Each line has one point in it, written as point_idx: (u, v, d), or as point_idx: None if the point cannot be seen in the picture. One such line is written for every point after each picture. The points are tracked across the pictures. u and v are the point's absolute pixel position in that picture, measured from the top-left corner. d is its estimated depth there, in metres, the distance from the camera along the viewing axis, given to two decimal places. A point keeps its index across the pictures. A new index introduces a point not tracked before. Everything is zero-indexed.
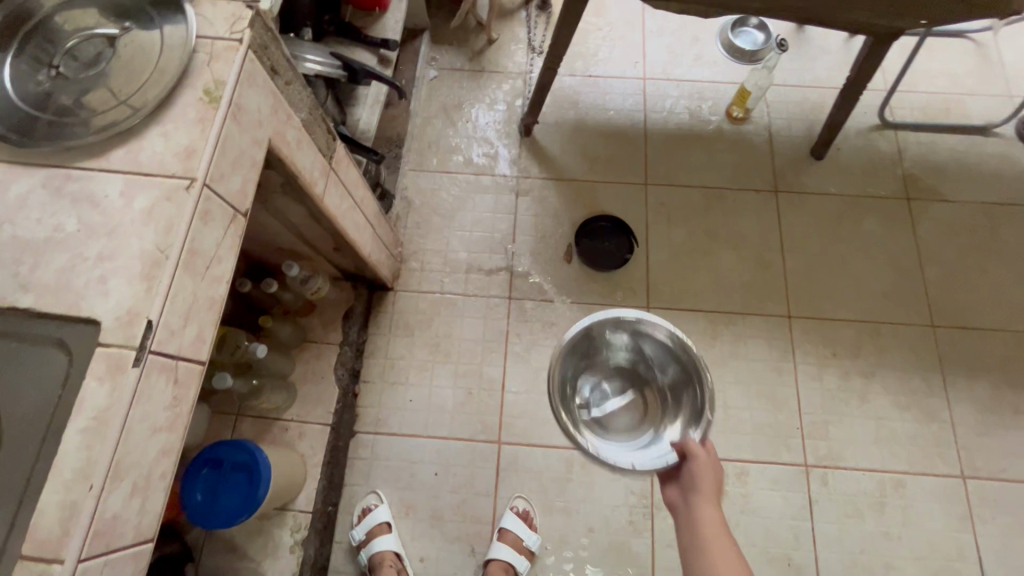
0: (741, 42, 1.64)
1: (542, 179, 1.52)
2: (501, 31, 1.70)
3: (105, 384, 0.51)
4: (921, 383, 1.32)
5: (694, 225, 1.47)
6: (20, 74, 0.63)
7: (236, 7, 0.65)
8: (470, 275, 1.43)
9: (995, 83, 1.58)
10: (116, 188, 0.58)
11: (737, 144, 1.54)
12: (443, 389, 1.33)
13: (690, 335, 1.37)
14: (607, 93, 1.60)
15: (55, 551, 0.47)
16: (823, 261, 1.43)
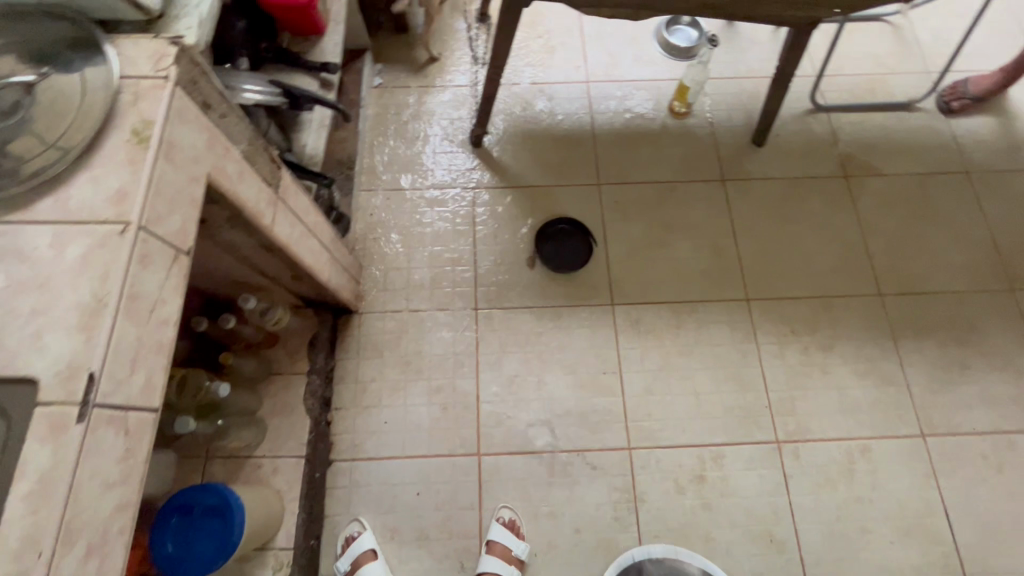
0: (677, 39, 1.69)
1: (497, 188, 1.53)
2: (443, 45, 1.71)
3: (49, 445, 0.49)
4: (876, 350, 1.38)
5: (649, 220, 1.50)
6: None
7: (160, 44, 0.64)
8: (435, 290, 1.43)
9: (914, 61, 1.68)
10: (45, 239, 0.56)
11: (682, 138, 1.59)
12: (418, 407, 1.32)
13: (656, 327, 1.40)
14: (553, 99, 1.63)
15: None
16: (774, 243, 1.49)
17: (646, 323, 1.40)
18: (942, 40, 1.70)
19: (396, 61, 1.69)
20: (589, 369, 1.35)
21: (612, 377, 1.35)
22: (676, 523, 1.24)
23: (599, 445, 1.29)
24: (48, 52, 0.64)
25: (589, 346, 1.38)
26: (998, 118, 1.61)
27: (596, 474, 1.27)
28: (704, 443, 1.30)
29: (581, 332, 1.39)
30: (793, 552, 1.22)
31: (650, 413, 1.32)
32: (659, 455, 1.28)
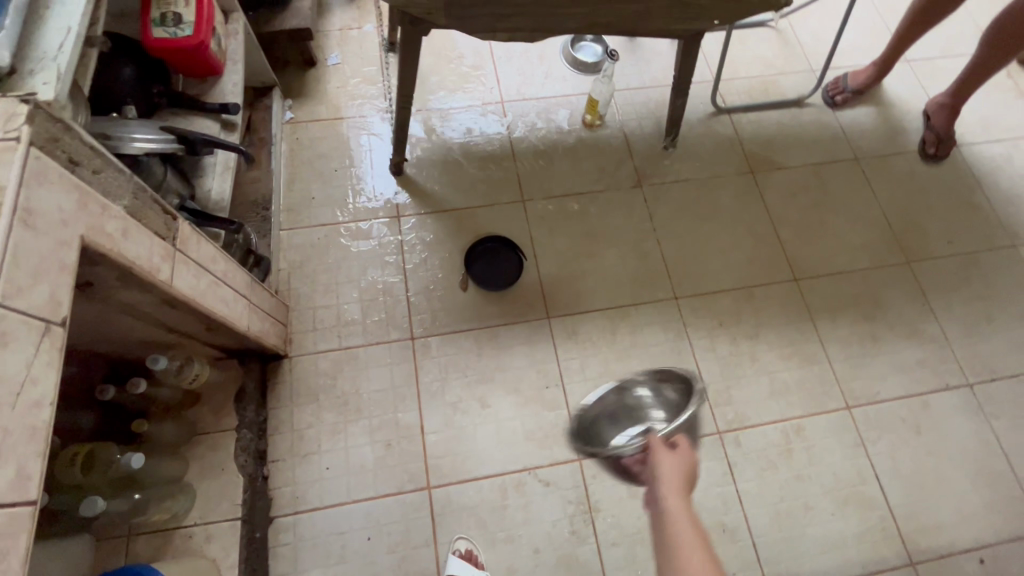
0: (583, 55, 1.76)
1: (422, 214, 1.52)
2: (354, 75, 1.70)
3: None
4: (797, 333, 1.46)
5: (574, 231, 1.54)
6: None
7: (10, 104, 0.60)
8: (368, 324, 1.39)
9: (799, 61, 1.82)
10: None
11: (598, 148, 1.64)
12: (361, 448, 1.27)
13: (593, 335, 1.42)
14: (470, 121, 1.65)
15: None
16: (694, 241, 1.55)
17: (583, 333, 1.42)
18: (822, 39, 1.85)
19: (307, 96, 1.66)
20: (532, 386, 1.35)
21: (556, 391, 1.35)
22: (632, 528, 1.24)
23: (549, 460, 1.28)
24: None
25: (530, 362, 1.38)
26: (878, 107, 1.76)
27: (550, 491, 1.26)
28: None
29: (519, 348, 1.39)
30: (745, 537, 1.25)
31: None
32: None
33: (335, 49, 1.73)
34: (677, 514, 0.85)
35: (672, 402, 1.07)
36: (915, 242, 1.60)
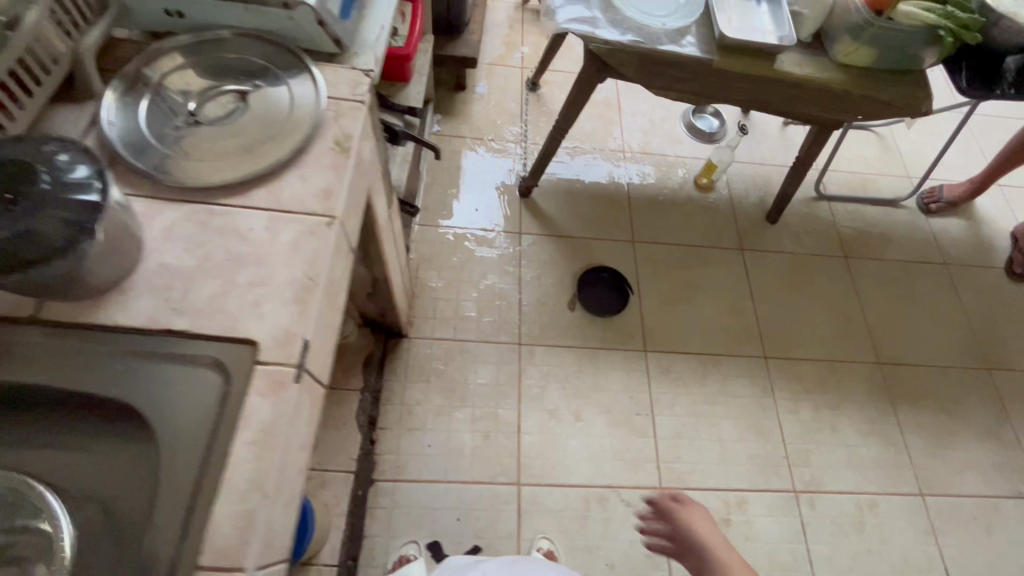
0: (701, 125, 1.93)
1: (541, 235, 1.66)
2: (497, 104, 1.89)
3: (271, 400, 0.54)
4: (877, 412, 1.52)
5: (676, 277, 1.66)
6: (160, 119, 0.68)
7: (357, 75, 0.75)
8: (482, 322, 1.50)
9: (898, 167, 1.96)
10: (260, 223, 0.63)
11: (706, 208, 1.79)
12: (461, 433, 1.36)
13: (684, 375, 1.51)
14: (594, 163, 1.82)
15: (235, 559, 0.48)
16: (787, 308, 1.65)
17: (675, 371, 1.51)
18: (921, 151, 2.00)
19: (453, 114, 1.86)
20: (623, 410, 1.44)
21: (645, 419, 1.43)
22: None
23: (632, 482, 1.35)
24: (247, 68, 0.73)
25: (624, 388, 1.47)
26: (968, 221, 1.88)
27: (630, 510, 1.32)
28: (729, 487, 1.38)
29: (615, 373, 1.48)
30: None
31: (680, 455, 1.40)
32: (687, 496, 1.36)
33: (484, 80, 1.94)
34: (724, 549, 1.00)
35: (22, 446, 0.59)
36: (995, 352, 1.67)
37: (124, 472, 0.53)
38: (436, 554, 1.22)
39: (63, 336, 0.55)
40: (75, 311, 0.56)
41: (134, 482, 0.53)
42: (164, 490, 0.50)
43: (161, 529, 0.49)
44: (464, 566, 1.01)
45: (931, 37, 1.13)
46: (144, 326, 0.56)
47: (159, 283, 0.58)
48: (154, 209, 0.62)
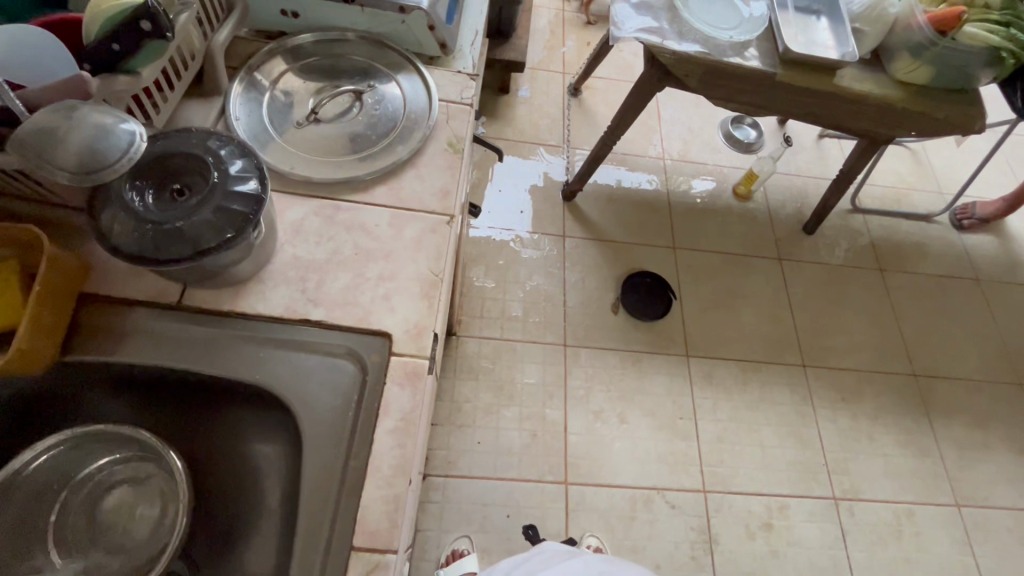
0: (739, 135, 1.95)
1: (584, 239, 1.68)
2: (539, 107, 1.92)
3: (409, 389, 0.57)
4: (912, 424, 1.54)
5: (717, 284, 1.68)
6: (282, 117, 0.71)
7: (462, 79, 0.79)
8: (528, 323, 1.52)
9: (931, 182, 1.99)
10: (384, 219, 0.66)
11: (745, 217, 1.81)
12: (510, 431, 1.38)
13: (725, 381, 1.53)
14: (634, 169, 1.84)
15: (387, 542, 0.51)
16: (824, 319, 1.68)
17: (716, 376, 1.53)
18: (952, 168, 2.03)
19: (497, 117, 1.88)
20: (667, 413, 1.46)
21: (688, 423, 1.46)
22: (747, 566, 1.32)
23: (677, 485, 1.38)
24: (357, 67, 0.76)
25: (667, 392, 1.49)
26: (999, 238, 1.91)
27: (674, 512, 1.35)
28: (772, 493, 1.40)
29: (658, 377, 1.51)
30: None
31: (723, 459, 1.42)
32: (730, 500, 1.38)
33: (526, 84, 1.96)
34: None
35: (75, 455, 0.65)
36: None
37: (249, 477, 0.65)
38: (533, 538, 1.24)
39: (203, 321, 0.59)
40: (219, 299, 0.60)
41: (260, 487, 0.64)
42: (313, 473, 0.52)
43: (315, 511, 0.51)
44: (565, 551, 0.98)
45: (988, 59, 1.15)
46: (284, 315, 0.59)
47: (294, 274, 0.62)
48: (284, 205, 0.65)
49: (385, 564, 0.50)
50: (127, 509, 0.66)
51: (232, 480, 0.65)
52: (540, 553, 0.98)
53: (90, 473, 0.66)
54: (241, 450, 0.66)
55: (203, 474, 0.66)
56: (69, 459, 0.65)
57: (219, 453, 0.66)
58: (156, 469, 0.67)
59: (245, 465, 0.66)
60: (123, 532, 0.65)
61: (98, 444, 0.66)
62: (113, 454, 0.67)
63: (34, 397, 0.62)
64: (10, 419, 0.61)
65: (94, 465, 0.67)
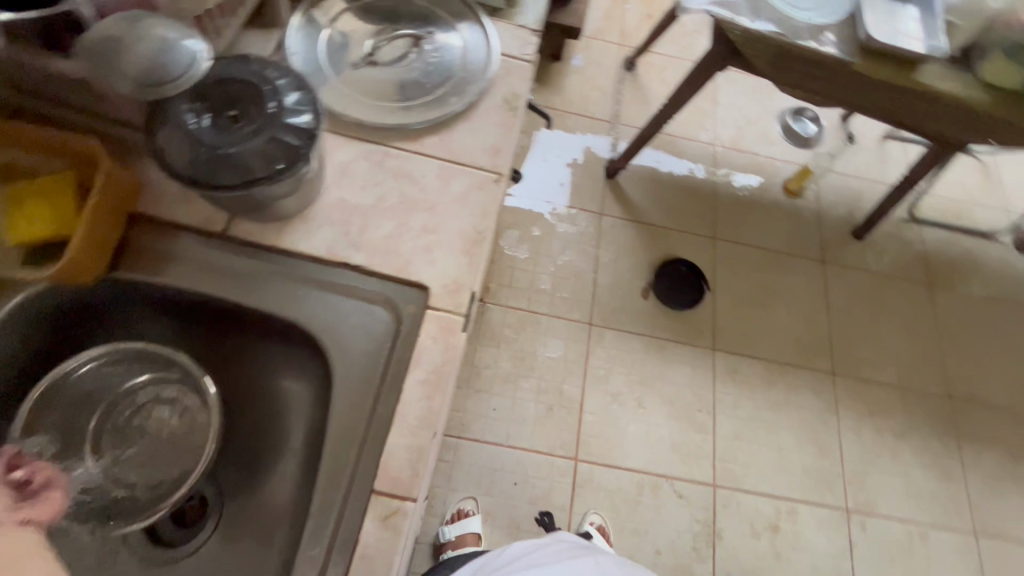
0: (797, 127, 1.85)
1: (622, 219, 1.64)
2: (590, 79, 1.85)
3: (441, 343, 0.57)
4: (940, 446, 1.49)
5: (753, 280, 1.63)
6: (336, 56, 0.70)
7: (525, 34, 0.76)
8: (556, 298, 1.51)
9: (997, 198, 1.87)
10: (432, 170, 0.65)
11: (792, 215, 1.74)
12: (526, 402, 1.38)
13: (749, 379, 1.50)
14: (682, 152, 1.77)
15: (407, 489, 0.53)
16: (861, 328, 1.62)
17: (741, 373, 1.50)
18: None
19: (547, 84, 1.82)
20: (686, 404, 1.44)
21: (706, 416, 1.44)
22: (748, 564, 1.31)
23: (687, 476, 1.37)
24: (419, 11, 0.74)
25: (688, 382, 1.47)
26: None
27: (681, 502, 1.34)
28: (783, 496, 1.38)
29: (681, 367, 1.48)
30: None
31: (737, 456, 1.40)
32: (740, 497, 1.37)
33: (580, 53, 1.89)
34: None
35: (116, 369, 0.67)
36: None
37: (277, 413, 0.68)
38: (547, 526, 1.26)
39: (245, 254, 0.60)
40: (264, 233, 0.61)
41: (288, 422, 0.67)
42: (342, 415, 0.54)
43: (341, 451, 0.53)
44: (584, 547, 0.96)
45: None
46: (325, 256, 0.60)
47: (338, 217, 0.62)
48: (334, 145, 0.65)
49: (403, 508, 0.52)
50: (157, 429, 0.67)
51: (262, 412, 0.68)
52: (558, 543, 0.98)
53: (130, 389, 0.68)
54: (272, 385, 0.68)
55: (234, 403, 0.69)
56: (110, 372, 0.67)
57: (251, 385, 0.69)
58: (189, 394, 0.68)
59: (274, 400, 0.68)
60: (151, 448, 0.66)
61: (140, 360, 0.68)
62: (150, 373, 0.68)
63: (84, 310, 0.64)
64: (62, 326, 0.64)
65: (133, 382, 0.68)
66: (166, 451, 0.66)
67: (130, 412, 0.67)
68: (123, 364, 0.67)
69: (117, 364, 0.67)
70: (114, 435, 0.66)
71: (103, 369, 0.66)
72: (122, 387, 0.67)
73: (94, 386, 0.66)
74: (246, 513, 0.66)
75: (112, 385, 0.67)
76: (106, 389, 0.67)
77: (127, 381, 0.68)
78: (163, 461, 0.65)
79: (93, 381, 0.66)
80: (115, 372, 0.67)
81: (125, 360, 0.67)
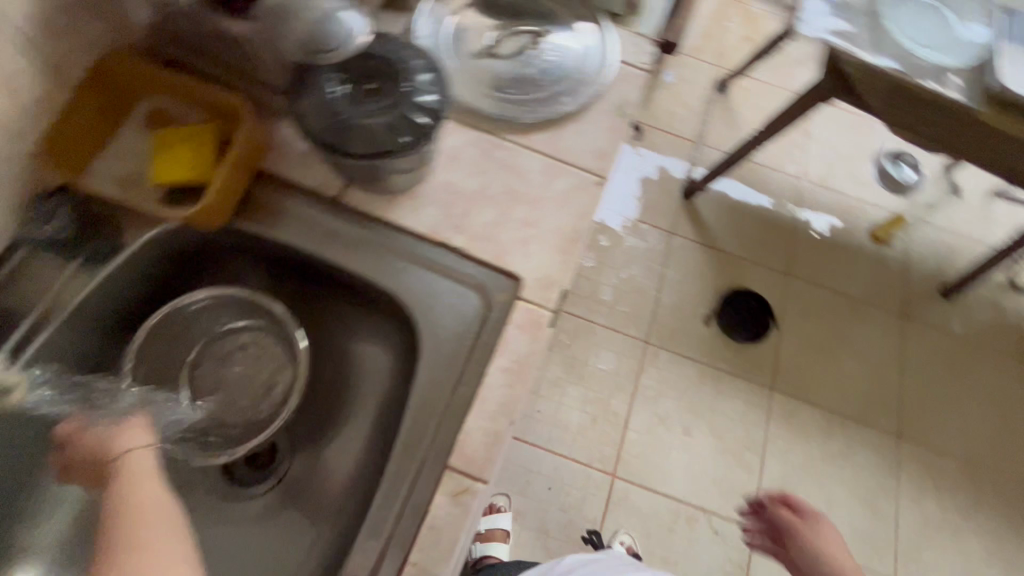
0: (894, 172, 1.75)
1: (694, 241, 1.61)
2: (680, 96, 1.82)
3: (528, 335, 0.59)
4: (1011, 533, 1.38)
5: (824, 324, 1.55)
6: (458, 44, 0.72)
7: (643, 42, 0.75)
8: (615, 311, 1.50)
9: None
10: (538, 166, 0.66)
11: (876, 263, 1.64)
12: (571, 410, 1.37)
13: (806, 427, 1.43)
14: (766, 182, 1.71)
15: (479, 471, 0.54)
16: (937, 393, 1.51)
17: (798, 419, 1.44)
18: None
19: None
20: (735, 440, 1.39)
21: (754, 456, 1.38)
22: None
23: (726, 514, 1.32)
24: (541, 10, 0.75)
25: (740, 418, 1.42)
26: None
27: (716, 540, 1.30)
28: None
29: (734, 402, 1.43)
30: None
31: None
32: None
33: (673, 69, 1.86)
34: None
35: (220, 310, 0.70)
36: None
37: (355, 378, 0.71)
38: (594, 544, 1.25)
39: (354, 222, 0.63)
40: (372, 204, 0.63)
41: (365, 389, 0.70)
42: (427, 390, 0.56)
43: (422, 424, 0.55)
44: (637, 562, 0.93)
45: None
46: (427, 234, 0.62)
47: (443, 198, 0.64)
48: (447, 129, 0.67)
49: (473, 489, 0.53)
50: (247, 372, 0.69)
51: (341, 374, 0.71)
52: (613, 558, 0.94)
53: (228, 330, 0.70)
54: (355, 351, 0.71)
55: (317, 362, 0.72)
56: (214, 311, 0.70)
57: (335, 347, 0.72)
58: (280, 345, 0.70)
59: (353, 365, 0.71)
60: (240, 390, 0.69)
61: (243, 305, 0.70)
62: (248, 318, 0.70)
63: (201, 251, 0.69)
64: (181, 262, 0.68)
65: (233, 323, 0.71)
66: (252, 395, 0.68)
67: (226, 352, 0.70)
68: (226, 306, 0.70)
69: (223, 305, 0.70)
70: (209, 372, 0.69)
71: (209, 308, 0.69)
72: (221, 327, 0.70)
73: (198, 323, 0.69)
74: (313, 467, 0.69)
75: (214, 324, 0.70)
76: (208, 327, 0.70)
77: (228, 323, 0.70)
78: (250, 404, 0.68)
79: (198, 318, 0.69)
80: (218, 312, 0.70)
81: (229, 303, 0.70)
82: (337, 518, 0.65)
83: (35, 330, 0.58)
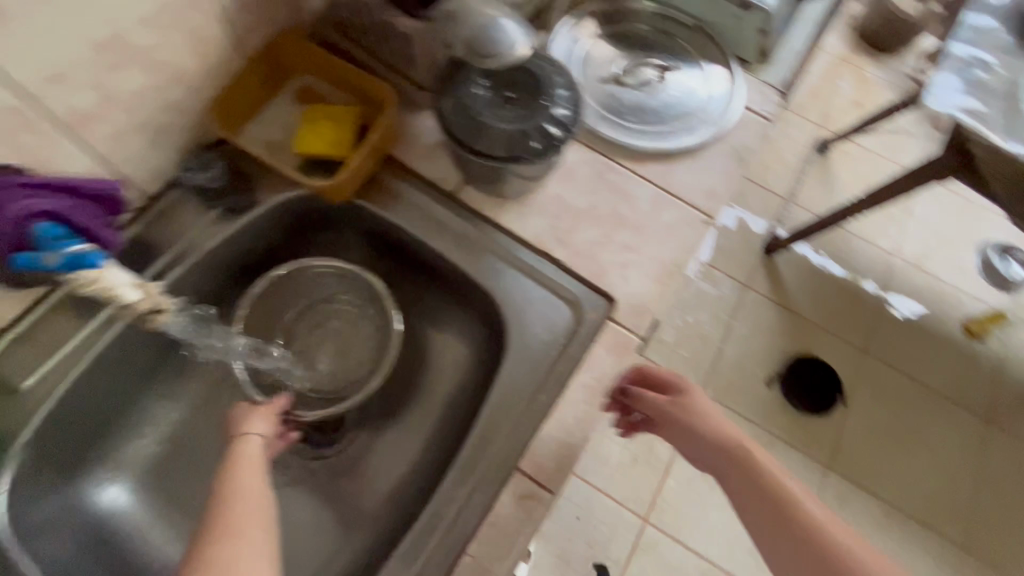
0: (1000, 265, 1.62)
1: (768, 298, 1.55)
2: (777, 149, 1.77)
3: (615, 357, 0.63)
4: None
5: (898, 412, 1.46)
6: (586, 67, 0.75)
7: (770, 91, 0.76)
8: (675, 353, 1.46)
9: None
10: (647, 195, 0.68)
11: (964, 357, 1.53)
12: (613, 444, 1.34)
13: (860, 515, 1.34)
14: (857, 251, 1.63)
15: (548, 481, 0.58)
16: (1011, 510, 1.39)
17: (852, 505, 1.35)
18: None
19: None
20: None
21: None
22: None
23: None
24: (673, 46, 0.77)
25: None
26: None
27: None
28: None
29: None
30: None
31: None
32: None
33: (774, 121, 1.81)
34: None
35: (331, 280, 0.73)
36: None
37: (432, 365, 0.74)
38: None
39: (467, 219, 0.67)
40: (486, 205, 0.67)
41: (441, 377, 0.73)
42: (511, 394, 0.61)
43: (502, 424, 0.60)
44: None
45: None
46: (533, 242, 0.65)
47: (552, 211, 0.67)
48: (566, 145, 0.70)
49: (540, 495, 0.58)
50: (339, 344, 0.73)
51: (420, 358, 0.74)
52: None
53: (331, 300, 0.74)
54: (437, 339, 0.74)
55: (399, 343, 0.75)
56: (326, 280, 0.73)
57: (418, 332, 0.75)
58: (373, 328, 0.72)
59: (433, 352, 0.74)
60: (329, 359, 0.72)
61: (352, 284, 0.72)
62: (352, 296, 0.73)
63: (321, 220, 0.73)
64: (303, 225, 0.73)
65: (338, 295, 0.74)
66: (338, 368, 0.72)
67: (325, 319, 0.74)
68: (337, 279, 0.73)
69: (334, 278, 0.73)
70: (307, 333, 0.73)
71: (321, 276, 0.73)
72: (327, 296, 0.74)
73: (308, 287, 0.73)
74: (379, 442, 0.72)
75: (321, 291, 0.73)
76: (316, 293, 0.73)
77: (335, 294, 0.73)
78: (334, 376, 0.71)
79: (309, 283, 0.73)
80: (329, 283, 0.73)
81: (340, 277, 0.73)
82: (399, 493, 0.69)
83: (171, 265, 0.65)
